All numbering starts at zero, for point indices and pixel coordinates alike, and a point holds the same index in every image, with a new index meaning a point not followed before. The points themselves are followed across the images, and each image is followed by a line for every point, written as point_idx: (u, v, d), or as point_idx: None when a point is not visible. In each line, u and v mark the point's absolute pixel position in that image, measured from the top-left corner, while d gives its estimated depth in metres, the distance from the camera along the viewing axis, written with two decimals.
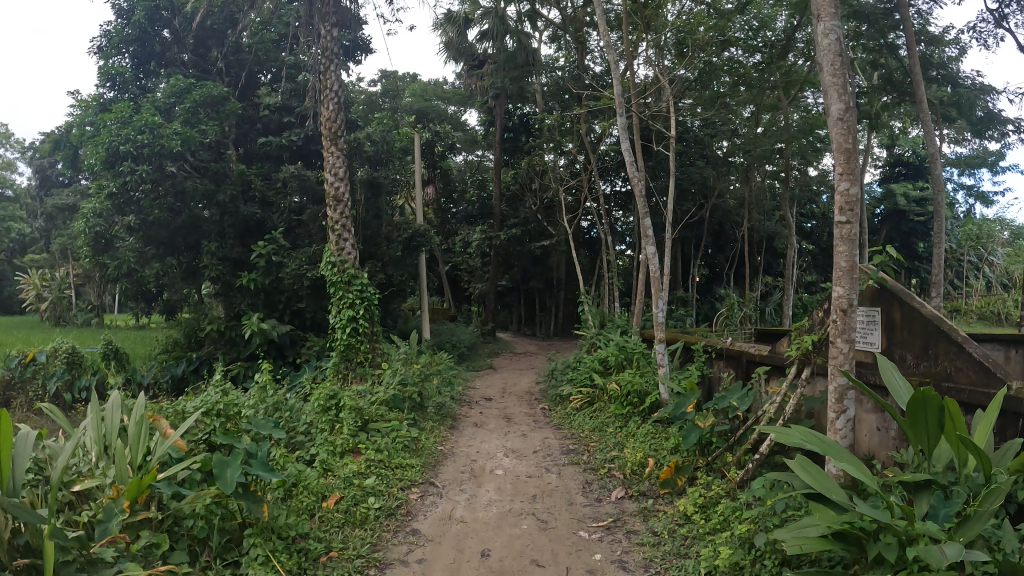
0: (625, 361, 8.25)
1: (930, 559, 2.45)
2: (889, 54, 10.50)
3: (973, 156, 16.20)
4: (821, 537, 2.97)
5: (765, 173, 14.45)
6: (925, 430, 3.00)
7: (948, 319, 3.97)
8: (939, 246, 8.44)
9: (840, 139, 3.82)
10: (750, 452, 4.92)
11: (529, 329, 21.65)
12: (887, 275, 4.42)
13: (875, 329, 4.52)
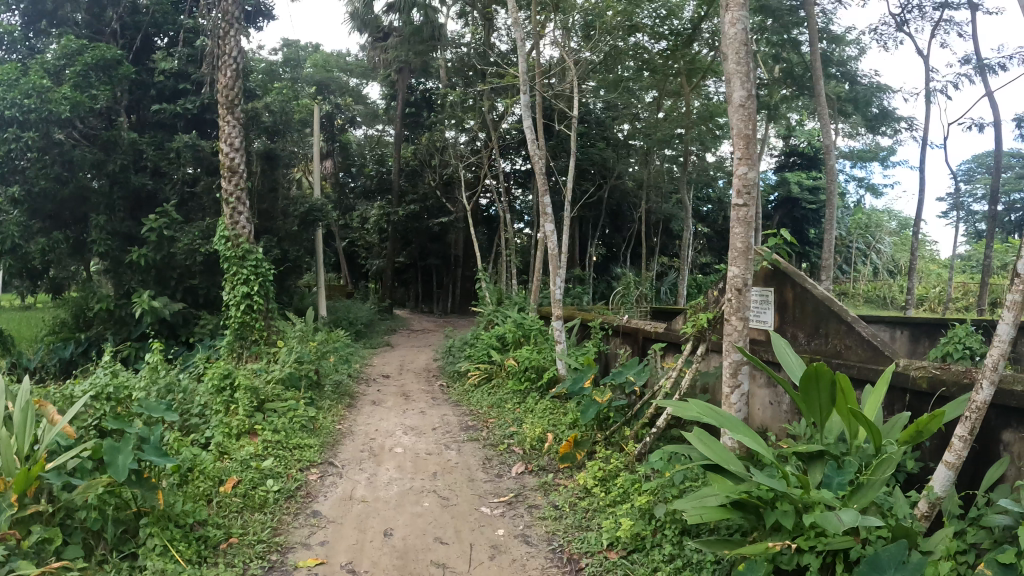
0: (522, 337, 8.27)
1: (828, 524, 2.47)
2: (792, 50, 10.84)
3: (866, 151, 16.93)
4: (719, 506, 2.98)
5: (664, 157, 14.72)
6: (816, 405, 3.04)
7: (839, 299, 4.08)
8: (831, 231, 8.74)
9: (741, 126, 3.85)
10: (648, 426, 4.97)
11: (427, 307, 21.47)
12: (781, 258, 4.51)
13: (768, 308, 4.63)
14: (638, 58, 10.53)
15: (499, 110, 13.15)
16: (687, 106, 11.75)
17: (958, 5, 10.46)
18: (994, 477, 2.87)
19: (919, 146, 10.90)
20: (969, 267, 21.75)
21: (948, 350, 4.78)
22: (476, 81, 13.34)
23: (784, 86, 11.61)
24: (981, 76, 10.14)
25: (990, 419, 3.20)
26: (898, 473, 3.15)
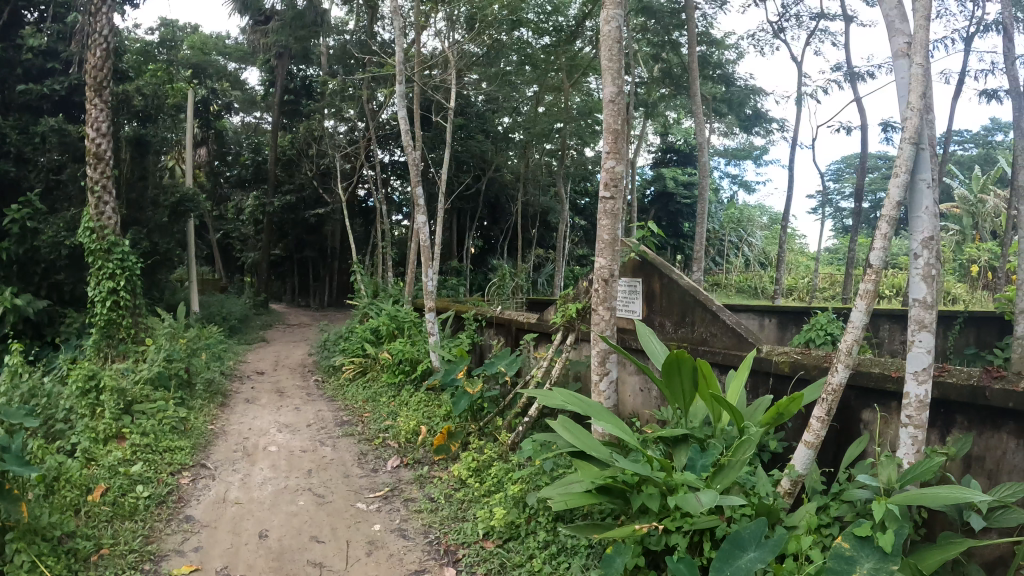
0: (396, 329, 8.22)
1: (689, 506, 2.51)
2: (671, 50, 11.10)
3: (741, 150, 17.67)
4: (587, 492, 2.99)
5: (544, 151, 14.82)
6: (680, 390, 3.11)
7: (702, 288, 4.21)
8: (702, 225, 9.05)
9: (610, 120, 3.88)
10: (520, 415, 5.03)
11: (303, 301, 20.93)
12: (650, 250, 4.62)
13: (637, 298, 4.74)
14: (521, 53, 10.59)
15: (379, 100, 12.97)
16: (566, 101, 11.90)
17: (832, 15, 10.97)
18: (853, 454, 3.00)
19: (790, 146, 11.43)
20: (830, 260, 23.07)
21: (812, 335, 4.97)
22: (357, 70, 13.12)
23: (662, 85, 11.99)
24: (851, 85, 10.69)
25: (850, 400, 3.37)
26: (763, 452, 3.26)
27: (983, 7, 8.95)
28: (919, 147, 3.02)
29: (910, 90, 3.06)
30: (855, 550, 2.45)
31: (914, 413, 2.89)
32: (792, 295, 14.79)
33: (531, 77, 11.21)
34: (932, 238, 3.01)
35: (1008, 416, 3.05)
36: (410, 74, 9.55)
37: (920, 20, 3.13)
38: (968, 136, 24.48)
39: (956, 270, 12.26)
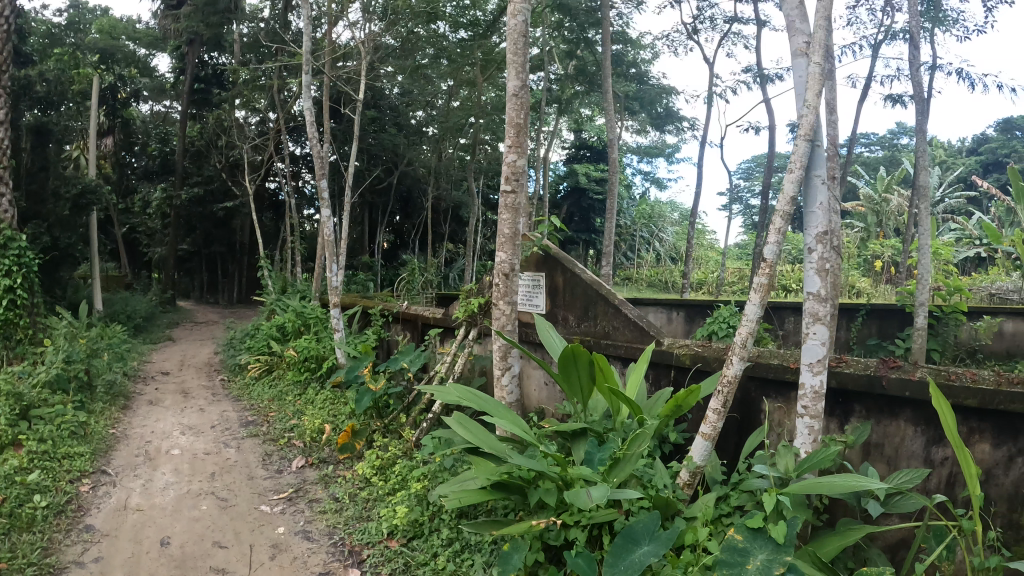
0: (302, 325, 8.13)
1: (578, 502, 2.51)
2: (586, 48, 11.25)
3: (653, 147, 18.06)
4: (481, 490, 2.99)
5: (457, 146, 14.41)
6: (577, 384, 3.14)
7: (606, 284, 4.33)
8: (612, 220, 9.17)
9: (512, 114, 3.89)
10: (424, 412, 5.13)
11: (212, 297, 20.31)
12: (551, 245, 4.73)
13: (539, 292, 4.82)
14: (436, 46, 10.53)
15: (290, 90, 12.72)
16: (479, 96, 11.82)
17: (745, 20, 11.25)
18: (753, 443, 3.06)
19: (699, 144, 11.66)
20: (739, 255, 23.75)
21: (713, 329, 5.11)
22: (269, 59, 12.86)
23: (576, 82, 12.17)
24: (761, 86, 10.98)
25: (749, 390, 3.48)
26: (663, 444, 3.36)
27: (890, 15, 9.29)
28: (814, 144, 3.10)
29: (807, 88, 3.13)
30: (748, 542, 2.53)
31: (809, 404, 2.98)
32: (700, 288, 15.09)
33: (447, 71, 11.17)
34: (826, 232, 3.08)
35: (904, 403, 3.18)
36: (321, 65, 9.35)
37: (819, 20, 3.22)
38: (874, 139, 25.57)
39: (858, 265, 12.77)
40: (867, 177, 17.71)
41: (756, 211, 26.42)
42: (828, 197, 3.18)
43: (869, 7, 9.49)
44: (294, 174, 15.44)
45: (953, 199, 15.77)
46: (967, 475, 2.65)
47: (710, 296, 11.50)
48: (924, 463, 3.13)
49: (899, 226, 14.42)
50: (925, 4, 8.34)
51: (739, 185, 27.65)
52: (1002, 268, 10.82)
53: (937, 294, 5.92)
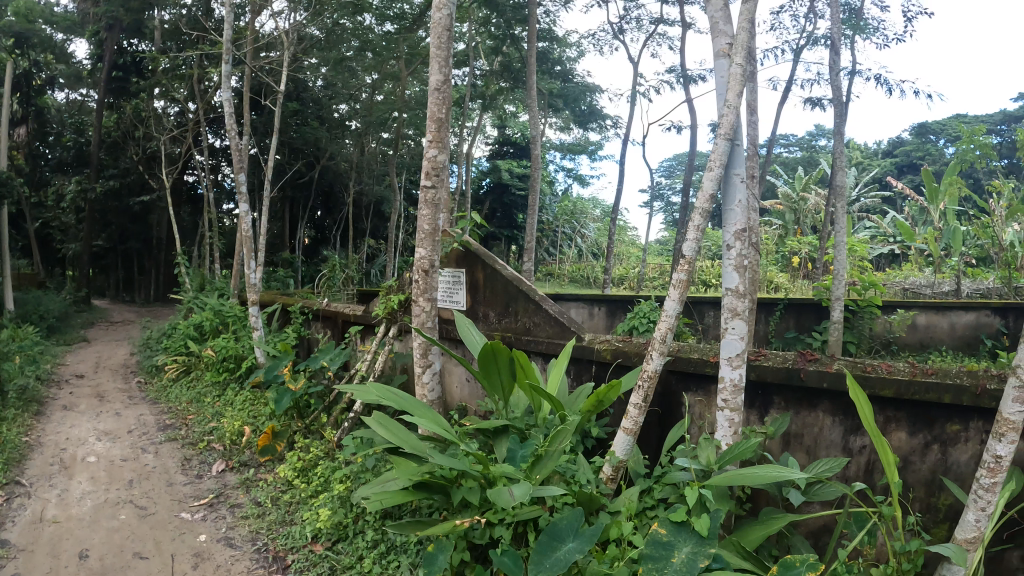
0: (221, 325, 7.99)
1: (501, 501, 2.56)
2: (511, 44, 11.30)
3: (576, 144, 18.27)
4: (402, 490, 3.01)
5: (380, 139, 14.34)
6: (498, 380, 3.23)
7: (524, 278, 4.61)
8: (534, 215, 9.21)
9: (434, 107, 3.91)
10: (346, 411, 5.19)
11: (128, 296, 19.58)
12: (472, 241, 5.06)
13: (461, 288, 5.13)
14: (360, 38, 10.42)
15: (211, 79, 12.42)
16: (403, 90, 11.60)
17: (671, 21, 11.39)
18: (675, 437, 3.12)
19: (622, 141, 11.77)
20: (661, 251, 24.07)
21: (634, 324, 5.08)
22: (190, 46, 12.66)
23: (500, 79, 12.21)
24: (684, 87, 11.13)
25: (670, 384, 3.60)
26: (586, 438, 3.43)
27: (812, 21, 9.54)
28: (734, 143, 3.15)
29: (728, 88, 3.18)
30: (672, 535, 2.58)
31: (729, 397, 3.05)
32: (621, 284, 14.95)
33: (372, 63, 11.02)
34: (744, 229, 3.14)
35: (822, 394, 3.26)
36: (241, 55, 9.07)
37: (743, 22, 3.26)
38: (793, 140, 26.33)
39: (775, 261, 13.08)
40: (785, 176, 18.17)
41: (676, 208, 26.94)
42: (746, 195, 3.24)
43: (791, 13, 9.72)
44: (213, 167, 15.00)
45: (868, 198, 16.33)
46: (886, 462, 2.72)
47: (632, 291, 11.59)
48: (843, 451, 3.20)
49: (816, 223, 14.75)
50: (845, 13, 8.58)
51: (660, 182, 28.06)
52: (911, 264, 11.25)
53: (853, 289, 6.06)
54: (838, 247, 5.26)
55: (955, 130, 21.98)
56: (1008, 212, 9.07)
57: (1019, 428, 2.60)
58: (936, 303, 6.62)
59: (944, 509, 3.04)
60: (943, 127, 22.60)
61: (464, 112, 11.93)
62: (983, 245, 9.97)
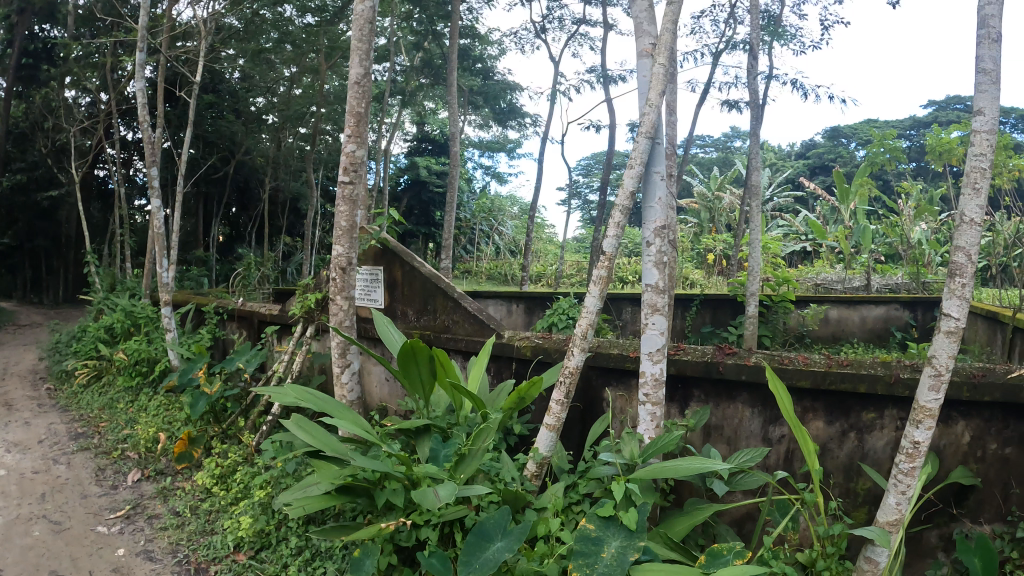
0: (132, 327, 7.73)
1: (427, 502, 2.67)
2: (433, 39, 11.40)
3: (494, 141, 18.39)
4: (325, 495, 3.08)
5: (299, 135, 13.49)
6: (419, 379, 3.40)
7: (443, 277, 4.80)
8: (450, 214, 9.24)
9: (354, 102, 4.11)
10: (263, 414, 5.08)
11: (34, 298, 18.68)
12: (389, 238, 5.18)
13: (378, 286, 5.25)
14: (279, 28, 10.38)
15: (126, 68, 11.99)
16: (322, 83, 11.27)
17: (593, 22, 11.50)
18: (598, 432, 3.28)
19: (540, 140, 11.83)
20: (579, 249, 24.20)
21: (553, 321, 5.18)
22: (105, 32, 12.20)
23: (419, 74, 12.17)
24: (604, 87, 11.24)
25: (590, 379, 3.72)
26: (509, 436, 3.52)
27: (732, 26, 9.75)
28: (655, 140, 3.20)
29: (650, 88, 3.20)
30: (600, 530, 2.60)
31: (651, 391, 3.15)
32: (539, 281, 14.62)
33: (291, 56, 10.78)
34: (663, 227, 3.21)
35: (741, 387, 3.40)
36: (155, 44, 8.74)
37: (667, 23, 3.28)
38: (710, 141, 26.92)
39: (692, 258, 13.29)
40: (702, 175, 18.56)
41: (593, 206, 27.27)
42: (666, 193, 3.30)
43: (712, 17, 9.94)
44: (123, 161, 14.25)
45: (782, 197, 16.80)
46: (806, 450, 2.78)
47: (549, 288, 11.59)
48: (763, 441, 3.37)
49: (731, 222, 15.02)
50: (763, 20, 8.82)
51: (578, 180, 28.35)
52: (823, 261, 11.62)
53: (766, 285, 6.34)
54: (754, 243, 5.38)
55: (866, 134, 22.84)
56: (914, 213, 9.50)
57: (935, 416, 2.71)
58: (851, 298, 7.38)
59: (862, 493, 3.30)
60: (855, 131, 23.50)
61: (383, 108, 11.79)
62: (891, 244, 10.38)
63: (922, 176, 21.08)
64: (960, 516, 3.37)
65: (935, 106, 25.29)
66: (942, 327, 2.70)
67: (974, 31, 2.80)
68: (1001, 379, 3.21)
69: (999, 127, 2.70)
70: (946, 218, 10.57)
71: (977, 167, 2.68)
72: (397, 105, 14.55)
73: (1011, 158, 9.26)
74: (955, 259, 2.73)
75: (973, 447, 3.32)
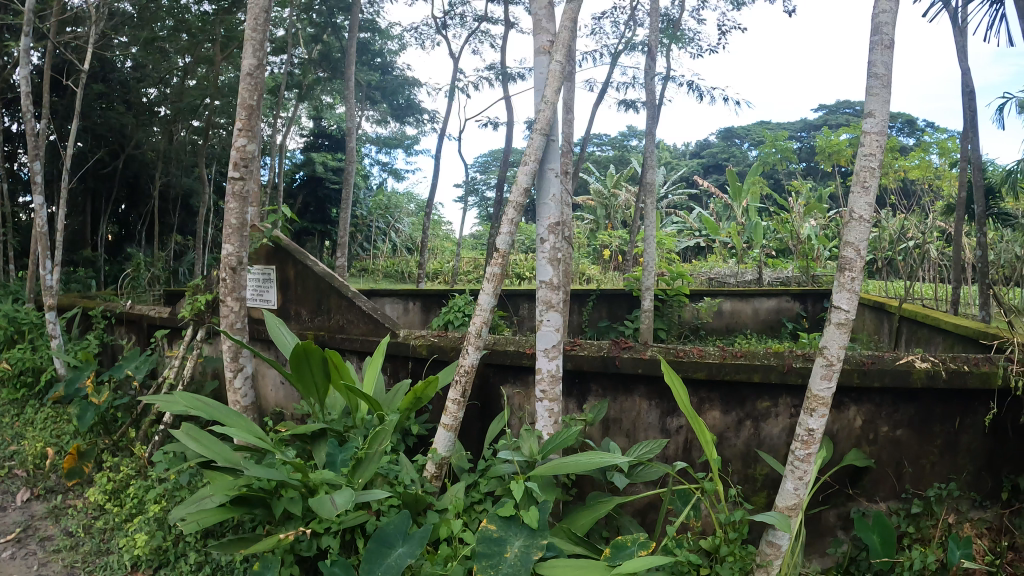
0: (13, 333, 7.28)
1: (323, 510, 2.65)
2: (332, 32, 11.47)
3: (393, 138, 18.32)
4: (220, 507, 3.01)
5: (191, 128, 12.26)
6: (312, 382, 3.43)
7: (337, 275, 4.76)
8: (346, 210, 9.10)
9: (245, 94, 4.08)
10: (157, 423, 4.90)
11: None
12: (281, 237, 5.08)
13: (270, 286, 5.15)
14: (176, 17, 10.02)
15: (7, 55, 11.25)
16: (217, 75, 10.92)
17: (494, 19, 11.53)
18: (495, 431, 3.31)
19: (438, 136, 11.74)
20: (475, 245, 24.18)
21: (450, 318, 5.14)
22: None
23: (318, 67, 11.92)
24: (503, 84, 11.28)
25: (487, 376, 3.77)
26: (408, 437, 3.54)
27: (631, 28, 9.95)
28: (549, 138, 3.23)
29: (545, 85, 3.23)
30: (502, 530, 2.64)
31: (548, 387, 3.20)
32: (436, 278, 14.36)
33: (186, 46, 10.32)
34: (557, 223, 3.25)
35: (638, 380, 3.47)
36: (37, 26, 8.22)
37: (566, 21, 3.30)
38: (606, 139, 27.44)
39: (588, 254, 13.47)
40: (599, 173, 18.91)
41: (490, 203, 27.35)
42: (559, 190, 3.34)
43: (613, 19, 10.12)
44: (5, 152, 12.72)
45: (675, 195, 17.26)
46: (703, 441, 2.85)
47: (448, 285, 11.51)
48: (660, 433, 3.46)
49: (625, 219, 15.30)
50: (663, 23, 9.04)
51: (476, 178, 28.47)
52: (716, 256, 11.99)
53: (661, 279, 6.56)
54: (648, 239, 5.50)
55: (757, 136, 23.79)
56: (803, 209, 9.91)
57: (828, 404, 2.81)
58: (745, 291, 7.65)
59: (760, 478, 3.42)
60: (747, 132, 24.50)
61: (277, 101, 11.44)
62: (782, 240, 10.80)
63: (809, 176, 22.05)
64: (857, 495, 3.52)
65: (823, 109, 26.57)
66: (833, 319, 2.78)
67: (868, 36, 2.87)
68: (888, 365, 3.38)
69: (887, 129, 2.78)
70: (832, 215, 11.07)
71: (866, 167, 2.77)
72: (294, 100, 14.26)
73: (894, 159, 9.78)
74: (845, 253, 2.80)
75: (865, 430, 3.48)
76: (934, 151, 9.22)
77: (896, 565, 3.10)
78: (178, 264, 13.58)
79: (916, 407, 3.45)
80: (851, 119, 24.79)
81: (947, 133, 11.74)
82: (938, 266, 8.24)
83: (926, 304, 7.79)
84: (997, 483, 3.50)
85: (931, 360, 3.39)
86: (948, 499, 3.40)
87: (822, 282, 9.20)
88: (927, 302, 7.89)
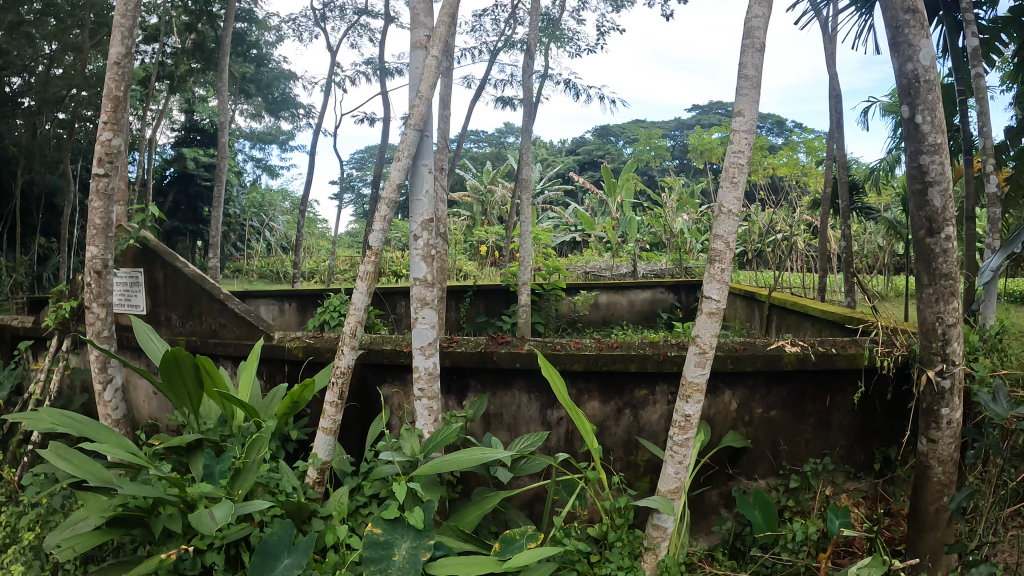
0: None
1: (202, 526, 2.56)
2: (207, 21, 10.98)
3: (268, 133, 17.81)
4: (95, 530, 2.85)
5: (56, 121, 11.46)
6: (184, 392, 3.30)
7: (210, 277, 4.58)
8: (218, 207, 8.75)
9: (112, 84, 3.84)
10: (24, 445, 4.61)
11: None
12: (150, 238, 4.84)
13: (137, 290, 4.90)
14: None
15: None
16: (81, 64, 10.41)
17: (374, 14, 11.41)
18: (375, 432, 3.28)
19: (315, 129, 11.51)
20: (349, 243, 23.78)
21: (325, 318, 5.12)
22: None
23: (191, 58, 11.42)
24: (380, 79, 11.15)
25: (365, 377, 3.73)
26: (288, 443, 3.47)
27: (511, 27, 10.04)
28: (422, 134, 3.21)
29: (421, 80, 3.21)
30: (387, 533, 2.61)
31: (426, 385, 3.19)
32: (312, 279, 13.99)
33: (53, 32, 10.25)
34: (431, 220, 3.25)
35: (516, 375, 3.52)
36: None
37: (444, 15, 3.29)
38: (483, 136, 27.63)
39: (464, 250, 13.48)
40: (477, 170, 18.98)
41: (367, 201, 26.97)
42: (431, 185, 3.33)
43: (493, 17, 10.19)
44: None
45: (551, 191, 17.47)
46: (583, 431, 2.91)
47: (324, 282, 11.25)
48: (542, 425, 3.52)
49: (502, 215, 15.42)
50: (543, 22, 9.17)
51: (351, 175, 28.10)
52: (592, 249, 12.27)
53: (537, 273, 6.67)
54: (524, 235, 5.56)
55: (633, 134, 24.57)
56: (676, 204, 10.27)
57: (702, 390, 2.91)
58: (619, 284, 7.87)
59: (642, 464, 3.52)
60: (622, 130, 25.24)
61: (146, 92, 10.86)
62: (655, 232, 11.17)
63: (682, 173, 22.89)
64: (736, 475, 3.68)
65: (697, 109, 27.67)
66: (704, 309, 2.88)
67: (740, 38, 2.97)
68: (760, 350, 3.55)
69: (754, 127, 2.90)
70: (703, 211, 11.53)
71: (735, 164, 2.88)
72: (164, 92, 13.63)
73: (763, 157, 10.27)
74: (715, 246, 2.91)
75: (740, 413, 3.64)
76: (800, 150, 9.71)
77: (779, 537, 3.25)
78: (41, 268, 12.63)
79: (788, 388, 3.64)
80: (721, 120, 25.89)
81: (811, 133, 12.42)
82: (804, 256, 8.70)
83: (792, 292, 8.22)
84: (869, 455, 3.72)
85: (801, 345, 3.59)
86: (823, 472, 3.59)
87: (692, 274, 9.59)
88: (794, 290, 8.31)
